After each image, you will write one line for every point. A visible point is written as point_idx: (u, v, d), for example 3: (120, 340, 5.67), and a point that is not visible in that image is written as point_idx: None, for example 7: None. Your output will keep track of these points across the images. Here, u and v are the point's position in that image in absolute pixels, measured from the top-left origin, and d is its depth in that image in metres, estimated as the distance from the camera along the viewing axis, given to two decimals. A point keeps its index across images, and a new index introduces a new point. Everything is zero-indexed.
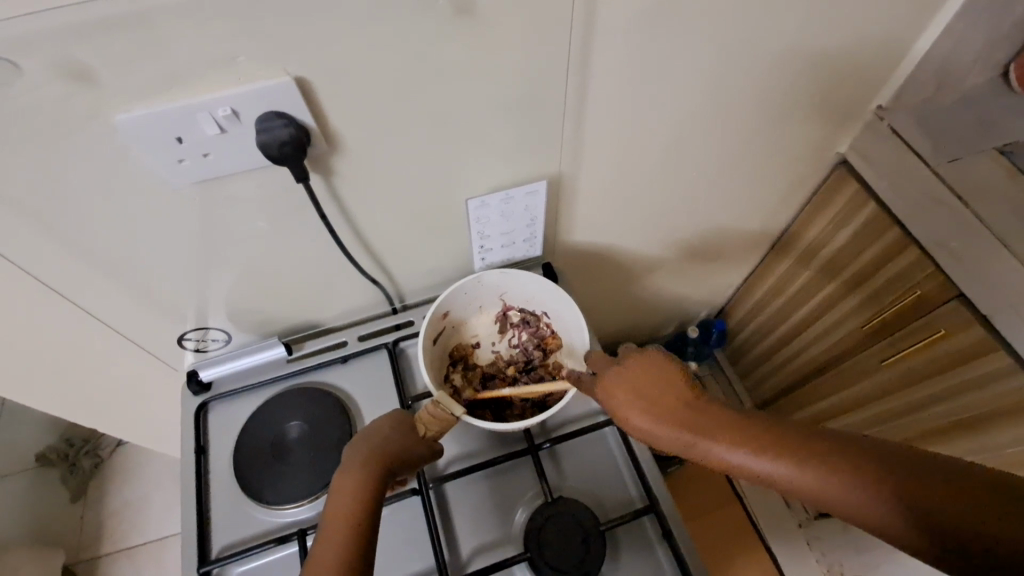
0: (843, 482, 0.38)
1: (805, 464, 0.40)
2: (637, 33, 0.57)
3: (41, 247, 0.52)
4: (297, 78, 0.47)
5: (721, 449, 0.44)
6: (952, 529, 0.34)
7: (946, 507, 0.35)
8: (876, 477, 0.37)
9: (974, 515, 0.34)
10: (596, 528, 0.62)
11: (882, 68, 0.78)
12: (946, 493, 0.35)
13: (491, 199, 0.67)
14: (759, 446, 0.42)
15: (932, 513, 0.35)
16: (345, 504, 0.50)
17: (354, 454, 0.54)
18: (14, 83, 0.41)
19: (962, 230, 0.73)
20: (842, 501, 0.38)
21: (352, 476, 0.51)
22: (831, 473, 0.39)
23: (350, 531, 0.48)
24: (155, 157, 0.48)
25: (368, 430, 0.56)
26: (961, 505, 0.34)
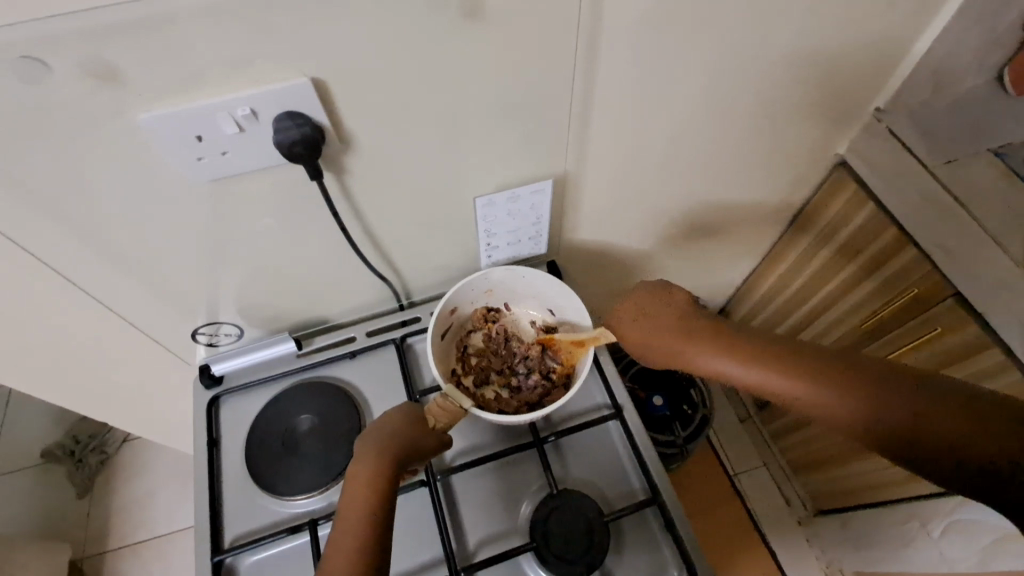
0: (838, 397, 0.44)
1: (800, 377, 0.46)
2: (642, 36, 0.58)
3: (62, 241, 0.54)
4: (313, 79, 0.49)
5: (718, 363, 0.51)
6: (938, 439, 0.39)
7: (934, 419, 0.40)
8: (875, 394, 0.43)
9: (958, 428, 0.39)
10: (600, 519, 0.63)
11: (881, 70, 0.79)
12: (933, 408, 0.40)
13: (498, 197, 0.69)
14: (754, 361, 0.49)
15: (919, 422, 0.40)
16: (360, 494, 0.51)
17: (367, 444, 0.55)
18: (44, 82, 0.42)
19: (958, 229, 0.75)
20: (837, 414, 0.44)
21: (367, 464, 0.53)
22: (828, 387, 0.44)
23: (368, 516, 0.50)
24: (176, 155, 0.49)
25: (377, 424, 0.57)
26: (951, 420, 0.39)
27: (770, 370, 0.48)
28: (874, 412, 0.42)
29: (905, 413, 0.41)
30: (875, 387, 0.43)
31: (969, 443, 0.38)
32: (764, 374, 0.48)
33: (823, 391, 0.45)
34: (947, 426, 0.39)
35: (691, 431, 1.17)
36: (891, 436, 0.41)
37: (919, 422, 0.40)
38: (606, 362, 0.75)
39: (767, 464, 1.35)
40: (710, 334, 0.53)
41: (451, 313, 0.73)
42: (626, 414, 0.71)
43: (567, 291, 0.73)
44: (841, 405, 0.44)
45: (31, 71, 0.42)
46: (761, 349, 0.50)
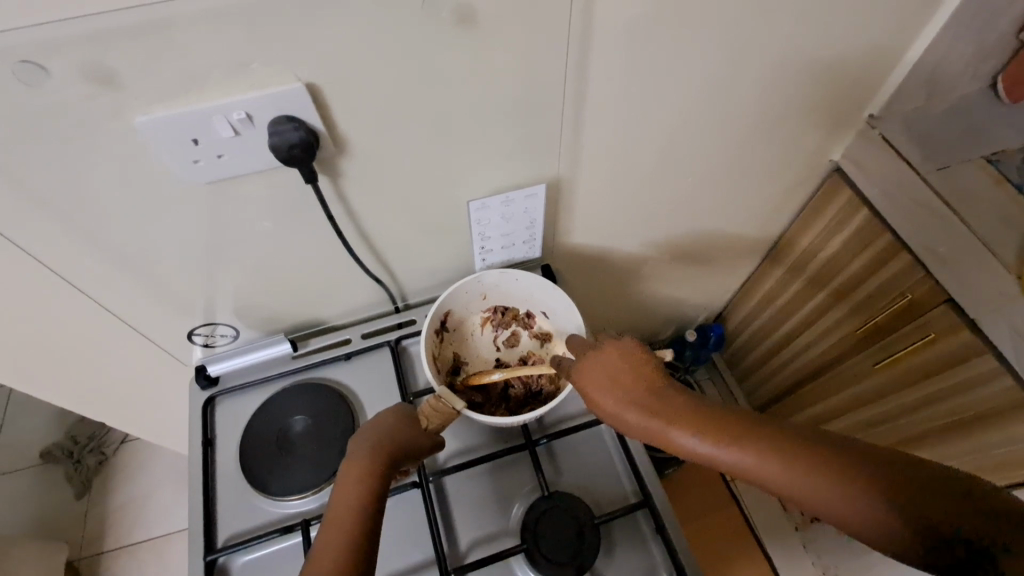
0: (835, 492, 0.40)
1: (794, 465, 0.42)
2: (633, 42, 0.59)
3: (61, 242, 0.55)
4: (308, 84, 0.50)
5: (695, 446, 0.46)
6: (942, 533, 0.36)
7: (940, 509, 0.37)
8: (872, 479, 0.40)
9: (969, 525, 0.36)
10: (591, 521, 0.64)
11: (872, 78, 0.80)
12: (937, 506, 0.37)
13: (492, 201, 0.69)
14: (734, 443, 0.45)
15: (920, 521, 0.37)
16: (352, 492, 0.52)
17: (359, 449, 0.55)
18: (43, 84, 0.43)
19: (949, 235, 0.75)
20: (832, 504, 0.40)
21: (357, 470, 0.53)
22: (825, 481, 0.41)
23: (355, 523, 0.50)
24: (172, 157, 0.50)
25: (373, 423, 0.58)
26: (942, 503, 0.37)
27: (763, 459, 0.43)
28: (875, 505, 0.39)
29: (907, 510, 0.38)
30: (873, 477, 0.40)
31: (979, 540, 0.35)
32: (751, 462, 0.44)
33: (820, 484, 0.41)
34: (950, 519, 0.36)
35: None
36: (890, 532, 0.38)
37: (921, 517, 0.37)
38: None
39: None
40: (694, 409, 0.48)
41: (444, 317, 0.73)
42: None
43: (558, 292, 0.73)
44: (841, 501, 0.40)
45: (31, 74, 0.42)
46: (750, 431, 0.45)
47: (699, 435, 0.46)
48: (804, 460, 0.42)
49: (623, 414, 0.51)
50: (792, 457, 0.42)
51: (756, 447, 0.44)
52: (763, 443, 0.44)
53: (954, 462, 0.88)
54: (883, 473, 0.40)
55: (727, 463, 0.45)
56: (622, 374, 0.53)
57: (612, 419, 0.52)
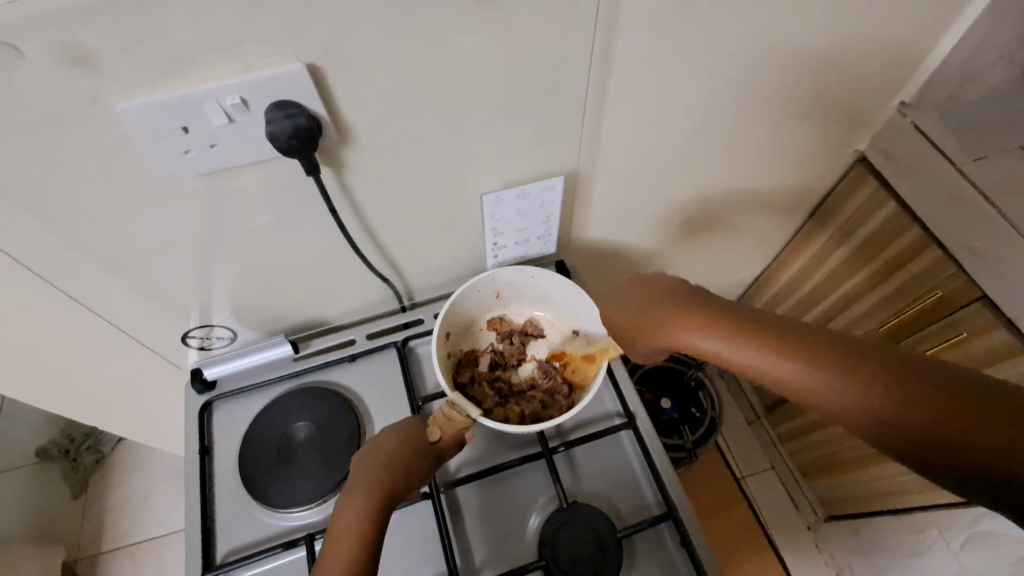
0: (853, 383, 0.39)
1: (822, 369, 0.40)
2: (663, 23, 0.54)
3: (41, 240, 0.50)
4: (308, 66, 0.45)
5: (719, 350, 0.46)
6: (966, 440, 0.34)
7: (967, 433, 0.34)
8: (898, 387, 0.37)
9: (965, 416, 0.34)
10: (613, 535, 0.60)
11: (909, 64, 0.75)
12: (942, 397, 0.35)
13: (507, 194, 0.65)
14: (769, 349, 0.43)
15: (949, 427, 0.35)
16: (343, 543, 0.47)
17: (383, 437, 0.55)
18: (13, 68, 0.38)
19: (986, 228, 0.70)
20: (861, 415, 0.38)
21: (378, 456, 0.53)
22: (840, 371, 0.39)
23: (367, 505, 0.49)
24: (158, 147, 0.46)
25: (365, 459, 0.53)
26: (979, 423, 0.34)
27: (769, 354, 0.43)
28: (877, 392, 0.38)
29: (904, 400, 0.36)
30: (882, 367, 0.38)
31: (973, 431, 0.34)
32: (776, 363, 0.42)
33: (822, 373, 0.40)
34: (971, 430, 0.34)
35: (699, 435, 1.13)
36: (904, 428, 0.36)
37: (919, 406, 0.36)
38: (618, 369, 0.71)
39: (777, 468, 1.32)
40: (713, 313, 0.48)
41: (457, 317, 0.70)
42: (639, 423, 0.67)
43: (579, 290, 0.69)
44: (845, 387, 0.39)
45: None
46: (761, 327, 0.45)
47: (720, 337, 0.46)
48: (808, 350, 0.41)
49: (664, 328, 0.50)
50: (800, 350, 0.42)
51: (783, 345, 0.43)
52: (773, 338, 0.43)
53: None
54: (902, 366, 0.38)
55: (730, 360, 0.45)
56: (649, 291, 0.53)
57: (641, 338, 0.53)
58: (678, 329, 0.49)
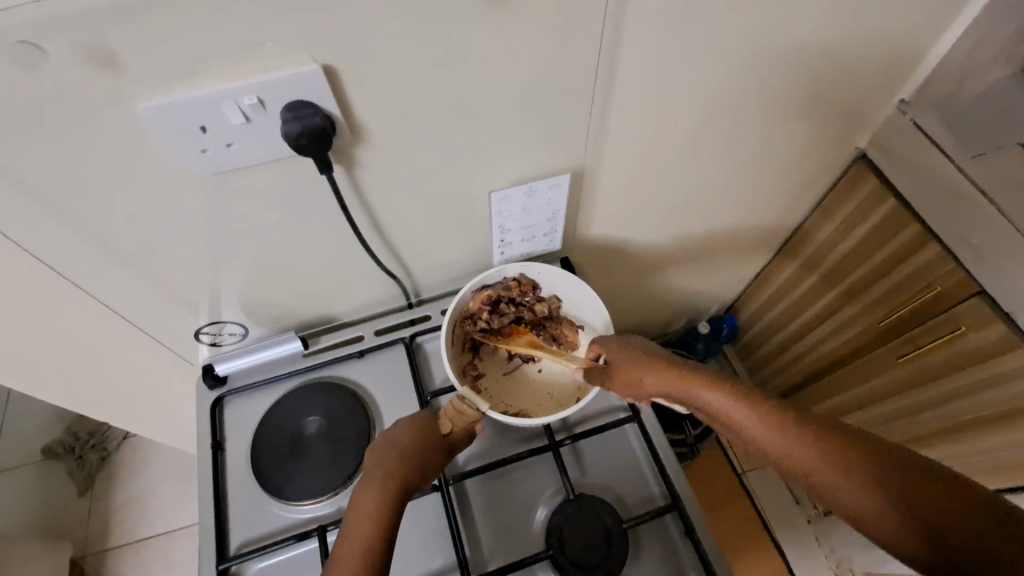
0: (841, 466, 0.41)
1: (811, 445, 0.43)
2: (669, 23, 0.55)
3: (60, 237, 0.51)
4: (323, 66, 0.46)
5: (718, 407, 0.48)
6: (939, 529, 0.37)
7: (943, 522, 0.37)
8: (880, 473, 0.40)
9: (965, 528, 0.36)
10: (618, 526, 0.61)
11: (910, 63, 0.76)
12: (946, 507, 0.37)
13: (514, 192, 0.66)
14: (763, 418, 0.45)
15: (925, 513, 0.37)
16: (364, 521, 0.49)
17: (399, 426, 0.57)
18: (39, 67, 0.40)
19: (984, 224, 0.71)
20: (846, 493, 0.40)
21: (396, 442, 0.55)
22: (825, 451, 0.42)
23: (387, 488, 0.51)
24: (178, 146, 0.47)
25: (377, 454, 0.54)
26: (951, 517, 0.37)
27: (779, 433, 0.44)
28: (876, 490, 0.39)
29: (907, 501, 0.38)
30: (889, 466, 0.40)
31: (970, 536, 0.36)
32: (773, 437, 0.44)
33: (832, 466, 0.41)
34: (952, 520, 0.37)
35: (701, 430, 1.15)
36: (887, 512, 0.39)
37: (919, 504, 0.38)
38: None
39: None
40: (719, 376, 0.50)
41: (468, 310, 0.70)
42: (643, 416, 0.69)
43: (585, 285, 0.70)
44: (850, 479, 0.40)
45: (27, 55, 0.39)
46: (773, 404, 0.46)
47: (722, 399, 0.48)
48: (817, 436, 0.43)
49: (676, 385, 0.52)
50: (812, 437, 0.43)
51: (780, 419, 0.45)
52: (785, 421, 0.45)
53: (976, 458, 0.87)
54: (883, 458, 0.41)
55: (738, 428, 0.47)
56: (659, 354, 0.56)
57: (648, 390, 0.55)
58: (694, 386, 0.50)
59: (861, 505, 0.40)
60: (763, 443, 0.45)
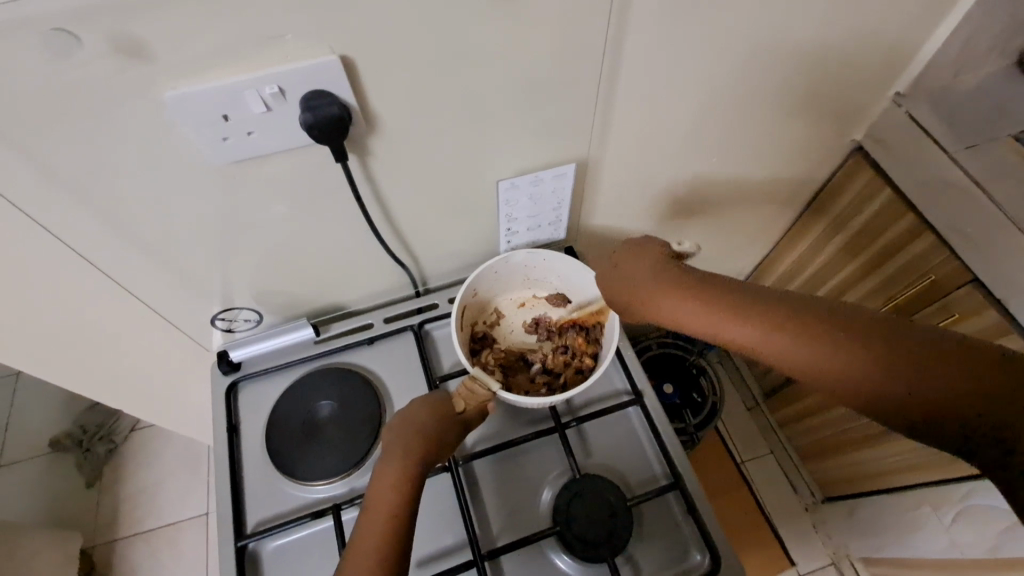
0: (862, 366, 0.43)
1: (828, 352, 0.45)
2: (671, 16, 0.57)
3: (84, 224, 0.53)
4: (341, 57, 0.48)
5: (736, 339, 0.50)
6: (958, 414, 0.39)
7: (954, 399, 0.40)
8: (899, 365, 0.42)
9: (972, 394, 0.39)
10: (623, 503, 0.64)
11: (907, 54, 0.77)
12: (939, 372, 0.40)
13: (521, 181, 0.68)
14: (779, 336, 0.47)
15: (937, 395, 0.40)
16: (388, 493, 0.51)
17: (417, 406, 0.59)
18: (70, 56, 0.41)
19: (976, 212, 0.73)
20: (858, 385, 0.44)
21: (414, 420, 0.57)
22: (837, 351, 0.45)
23: (409, 462, 0.53)
24: (199, 134, 0.48)
25: (392, 446, 0.55)
26: (963, 387, 0.39)
27: (781, 341, 0.47)
28: (869, 369, 0.43)
29: (886, 377, 0.42)
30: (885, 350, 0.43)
31: (954, 401, 0.40)
32: (794, 351, 0.47)
33: (837, 359, 0.44)
34: (970, 392, 0.39)
35: (702, 418, 1.16)
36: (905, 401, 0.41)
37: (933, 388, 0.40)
38: (627, 350, 0.75)
39: (776, 453, 1.36)
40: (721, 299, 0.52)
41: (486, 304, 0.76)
42: (646, 399, 0.71)
43: (589, 272, 0.72)
44: (852, 366, 0.44)
45: (60, 45, 0.40)
46: (778, 309, 0.49)
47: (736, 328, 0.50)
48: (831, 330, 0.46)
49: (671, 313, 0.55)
50: (817, 334, 0.46)
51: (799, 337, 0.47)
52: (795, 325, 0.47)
53: None
54: (905, 345, 0.43)
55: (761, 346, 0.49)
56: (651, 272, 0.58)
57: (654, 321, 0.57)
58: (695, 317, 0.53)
59: (854, 389, 0.44)
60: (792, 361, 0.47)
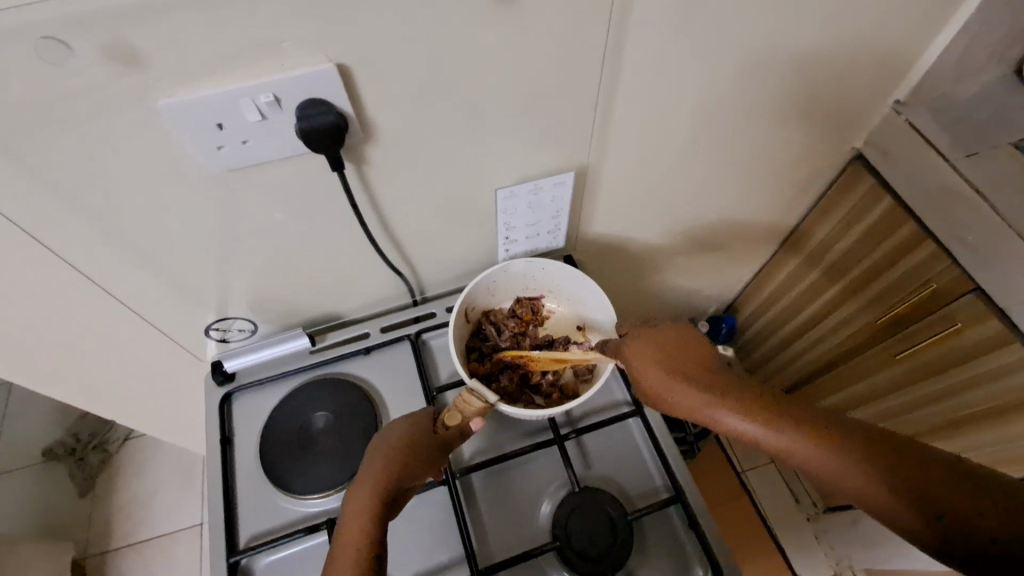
0: (867, 470, 0.45)
1: (836, 450, 0.46)
2: (671, 24, 0.57)
3: (74, 233, 0.52)
4: (338, 65, 0.47)
5: (747, 427, 0.50)
6: (952, 522, 0.41)
7: (947, 499, 0.41)
8: (895, 465, 0.44)
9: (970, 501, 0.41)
10: (623, 517, 0.62)
11: (907, 62, 0.77)
12: (956, 482, 0.42)
13: (520, 189, 0.67)
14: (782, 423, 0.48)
15: (932, 497, 0.42)
16: (360, 515, 0.51)
17: (393, 428, 0.58)
18: (62, 62, 0.40)
19: (978, 221, 0.72)
20: (860, 486, 0.45)
21: (388, 443, 0.56)
22: (841, 450, 0.46)
23: (382, 483, 0.53)
24: (194, 142, 0.48)
25: (353, 502, 0.52)
26: (951, 492, 0.42)
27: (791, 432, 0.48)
28: (879, 474, 0.44)
29: (916, 483, 0.43)
30: (883, 454, 0.45)
31: (971, 507, 0.41)
32: (807, 447, 0.47)
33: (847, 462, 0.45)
34: (959, 498, 0.41)
35: (702, 428, 1.15)
36: (908, 509, 0.42)
37: (936, 492, 0.42)
38: None
39: (777, 463, 1.36)
40: (729, 392, 0.52)
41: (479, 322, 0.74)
42: (646, 410, 0.70)
43: (589, 280, 0.71)
44: (859, 469, 0.45)
45: (52, 51, 0.40)
46: (797, 412, 0.49)
47: (750, 417, 0.50)
48: (841, 436, 0.47)
49: (688, 399, 0.54)
50: (840, 440, 0.46)
51: (806, 429, 0.48)
52: (823, 428, 0.47)
53: (975, 452, 0.87)
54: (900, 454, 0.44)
55: (770, 441, 0.49)
56: (667, 356, 0.58)
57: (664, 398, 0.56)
58: (708, 402, 0.52)
59: (877, 491, 0.44)
60: (800, 454, 0.47)
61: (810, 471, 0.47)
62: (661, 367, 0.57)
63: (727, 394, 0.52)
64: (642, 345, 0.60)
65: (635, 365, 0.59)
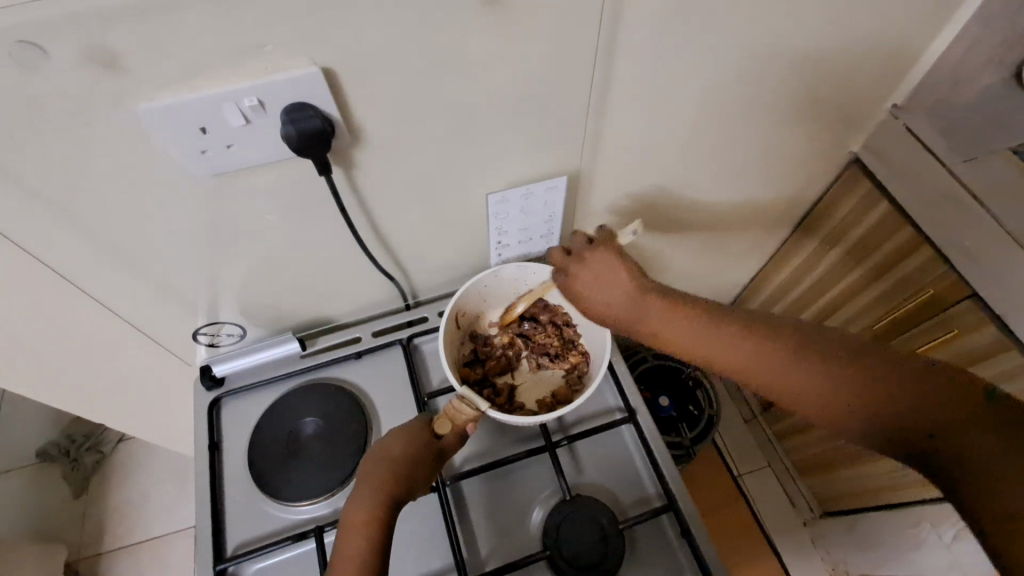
0: (814, 377, 0.47)
1: (784, 363, 0.49)
2: (663, 27, 0.56)
3: (57, 238, 0.52)
4: (323, 69, 0.47)
5: (701, 347, 0.53)
6: (894, 418, 0.43)
7: (891, 399, 0.44)
8: (841, 373, 0.46)
9: (912, 399, 0.43)
10: (614, 525, 0.62)
11: (904, 66, 0.76)
12: (900, 382, 0.44)
13: (512, 194, 0.67)
14: (734, 345, 0.52)
15: (872, 397, 0.45)
16: (361, 525, 0.51)
17: (393, 436, 0.58)
18: (40, 67, 0.40)
19: (975, 226, 0.72)
20: (806, 393, 0.47)
21: (387, 451, 0.56)
22: (792, 363, 0.49)
23: (382, 493, 0.52)
24: (177, 147, 0.47)
25: (348, 527, 0.51)
26: (894, 393, 0.44)
27: (742, 350, 0.51)
28: (826, 381, 0.47)
29: (858, 385, 0.45)
30: (829, 359, 0.47)
31: (912, 403, 0.43)
32: (756, 361, 0.50)
33: (813, 370, 0.47)
34: (902, 395, 0.43)
35: (698, 433, 1.14)
36: (853, 409, 0.45)
37: (878, 392, 0.44)
38: (619, 366, 0.73)
39: (773, 465, 1.33)
40: (687, 317, 0.56)
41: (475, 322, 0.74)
42: (639, 417, 0.69)
43: None
44: (806, 378, 0.47)
45: (28, 56, 0.39)
46: (749, 331, 0.52)
47: (704, 339, 0.53)
48: (791, 350, 0.49)
49: (649, 326, 0.58)
50: (788, 354, 0.49)
51: (756, 346, 0.51)
52: (772, 345, 0.50)
53: None
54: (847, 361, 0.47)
55: (722, 360, 0.52)
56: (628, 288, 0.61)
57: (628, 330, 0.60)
58: (665, 328, 0.56)
59: (824, 396, 0.47)
60: (749, 369, 0.51)
61: (761, 386, 0.50)
62: (620, 298, 0.60)
63: (681, 320, 0.56)
64: (602, 281, 0.63)
65: (596, 299, 0.62)
